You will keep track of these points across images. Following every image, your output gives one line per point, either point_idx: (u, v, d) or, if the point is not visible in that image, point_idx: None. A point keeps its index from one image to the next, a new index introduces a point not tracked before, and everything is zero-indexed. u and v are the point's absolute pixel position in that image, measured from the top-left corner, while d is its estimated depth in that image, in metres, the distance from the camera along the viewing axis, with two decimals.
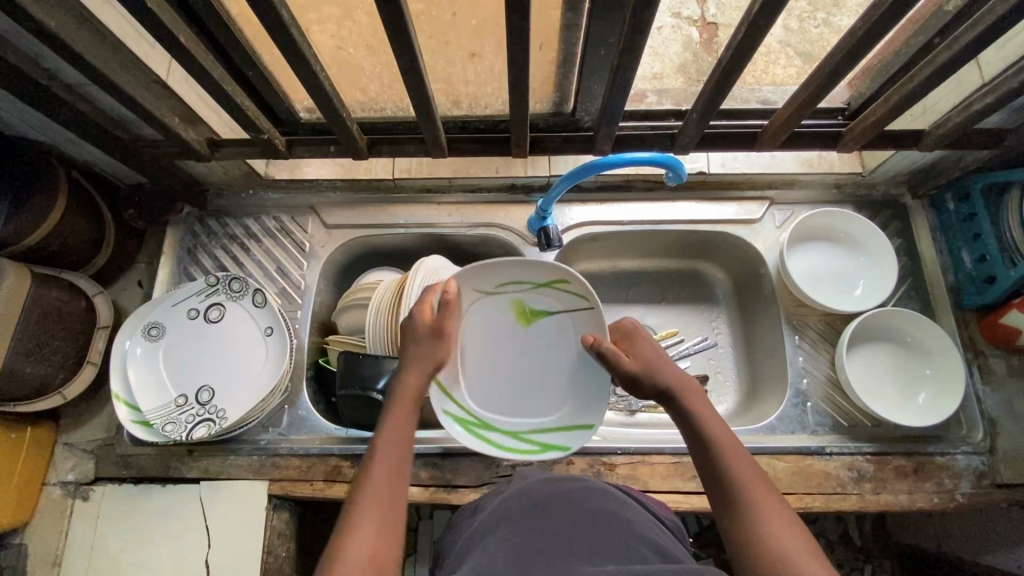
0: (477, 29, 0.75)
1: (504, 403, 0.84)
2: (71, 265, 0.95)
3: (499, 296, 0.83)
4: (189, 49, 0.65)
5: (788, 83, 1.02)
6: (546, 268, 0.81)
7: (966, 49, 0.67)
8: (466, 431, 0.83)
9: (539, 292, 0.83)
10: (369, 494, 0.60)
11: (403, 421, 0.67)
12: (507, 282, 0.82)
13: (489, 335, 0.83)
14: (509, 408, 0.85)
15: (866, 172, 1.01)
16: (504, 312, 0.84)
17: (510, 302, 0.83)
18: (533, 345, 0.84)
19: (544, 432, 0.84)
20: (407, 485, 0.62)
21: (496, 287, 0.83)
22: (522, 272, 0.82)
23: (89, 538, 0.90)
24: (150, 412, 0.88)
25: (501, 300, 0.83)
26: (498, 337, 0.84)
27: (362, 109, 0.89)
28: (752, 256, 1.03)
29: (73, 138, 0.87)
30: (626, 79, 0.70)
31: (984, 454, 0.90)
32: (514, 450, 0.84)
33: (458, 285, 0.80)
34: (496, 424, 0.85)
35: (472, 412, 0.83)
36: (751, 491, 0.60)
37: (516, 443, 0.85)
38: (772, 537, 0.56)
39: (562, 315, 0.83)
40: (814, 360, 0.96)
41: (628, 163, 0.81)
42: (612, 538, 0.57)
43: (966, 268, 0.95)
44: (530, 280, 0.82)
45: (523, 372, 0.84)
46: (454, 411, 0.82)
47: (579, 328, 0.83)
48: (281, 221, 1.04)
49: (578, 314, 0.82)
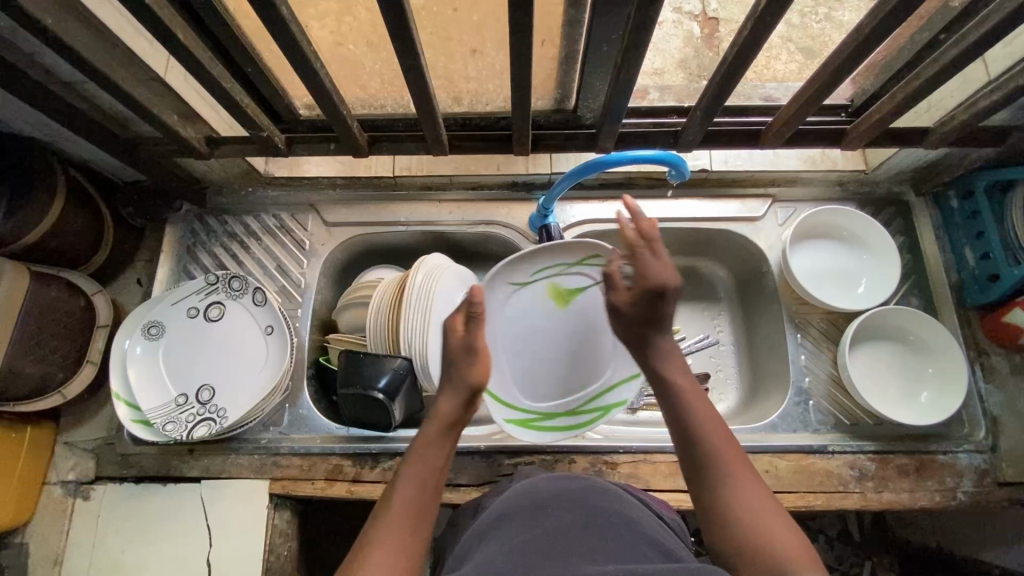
0: (478, 24, 0.75)
1: (559, 383, 0.92)
2: (70, 263, 0.94)
3: (535, 284, 0.89)
4: (188, 46, 0.64)
5: (789, 79, 1.02)
6: (573, 248, 0.87)
7: (974, 46, 0.67)
8: (529, 430, 0.90)
9: (570, 271, 0.89)
10: (390, 521, 0.60)
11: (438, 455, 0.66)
12: (538, 269, 0.88)
13: (532, 323, 0.90)
14: (565, 386, 0.92)
15: (869, 170, 1.00)
16: (542, 297, 0.90)
17: (545, 287, 0.89)
18: (576, 323, 0.91)
19: (598, 399, 0.92)
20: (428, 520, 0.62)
21: (531, 275, 0.89)
22: (552, 257, 0.88)
23: (90, 538, 0.90)
24: (150, 411, 0.88)
25: (536, 287, 0.89)
26: (542, 322, 0.91)
27: (362, 106, 0.88)
28: (754, 254, 1.03)
29: (70, 135, 0.86)
30: (630, 76, 0.69)
31: (986, 452, 0.90)
32: (580, 426, 0.92)
33: (493, 282, 0.86)
34: (557, 410, 0.92)
35: (531, 409, 0.91)
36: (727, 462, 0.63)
37: (576, 418, 0.92)
38: (745, 511, 0.59)
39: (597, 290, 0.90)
40: (816, 358, 0.96)
41: (630, 161, 0.81)
42: (614, 538, 0.56)
43: (969, 266, 0.95)
44: (562, 263, 0.89)
45: (572, 348, 0.92)
46: (514, 417, 0.90)
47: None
48: (281, 219, 1.03)
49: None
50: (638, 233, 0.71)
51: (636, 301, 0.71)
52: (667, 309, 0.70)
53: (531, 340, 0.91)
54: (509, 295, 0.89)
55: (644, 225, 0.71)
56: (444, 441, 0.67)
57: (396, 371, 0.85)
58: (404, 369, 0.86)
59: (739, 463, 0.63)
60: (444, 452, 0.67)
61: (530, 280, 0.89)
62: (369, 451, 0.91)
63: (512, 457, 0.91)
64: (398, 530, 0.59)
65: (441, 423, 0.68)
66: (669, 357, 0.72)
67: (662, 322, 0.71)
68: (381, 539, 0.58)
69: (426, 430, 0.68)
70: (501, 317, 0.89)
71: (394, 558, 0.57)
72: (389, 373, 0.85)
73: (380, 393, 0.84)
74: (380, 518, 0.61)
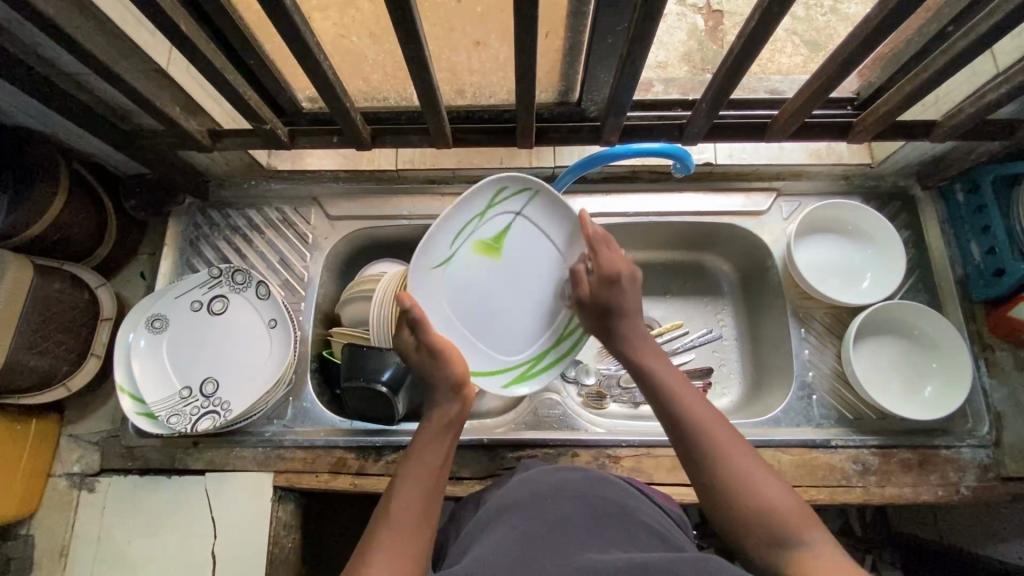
0: (481, 15, 0.74)
1: (525, 332, 0.87)
2: (73, 256, 0.94)
3: (459, 252, 0.81)
4: (190, 37, 0.63)
5: (795, 73, 1.01)
6: (478, 192, 0.79)
7: (984, 38, 0.66)
8: (528, 382, 0.88)
9: (488, 217, 0.82)
10: (395, 516, 0.61)
11: (435, 449, 0.67)
12: (453, 239, 0.81)
13: (472, 288, 0.83)
14: (540, 328, 0.88)
15: (874, 164, 0.99)
16: (472, 261, 0.83)
17: (469, 250, 0.82)
18: (510, 263, 0.84)
19: (569, 325, 0.89)
20: (434, 516, 0.62)
21: (449, 249, 0.81)
22: (456, 218, 0.80)
23: (95, 529, 0.90)
24: (154, 404, 0.88)
25: (462, 254, 0.82)
26: (480, 280, 0.84)
27: (365, 98, 0.87)
28: (758, 248, 1.02)
29: (73, 127, 0.86)
30: (635, 68, 0.69)
31: (989, 447, 0.90)
32: (569, 351, 0.90)
33: (413, 279, 0.79)
34: (542, 349, 0.89)
35: (520, 362, 0.88)
36: (715, 433, 0.63)
37: (563, 347, 0.90)
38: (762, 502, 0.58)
39: (515, 215, 0.83)
40: (819, 353, 0.96)
41: (636, 154, 0.79)
42: (616, 529, 0.56)
43: (974, 260, 0.95)
44: (467, 219, 0.81)
45: (526, 289, 0.85)
46: (510, 377, 0.88)
47: (539, 219, 0.84)
48: (284, 212, 1.03)
49: (529, 209, 0.83)
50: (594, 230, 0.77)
51: (598, 288, 0.76)
52: (621, 293, 0.75)
53: (476, 302, 0.84)
54: (432, 280, 0.81)
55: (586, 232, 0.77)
56: (446, 438, 0.69)
57: (400, 365, 0.86)
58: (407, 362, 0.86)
59: (733, 449, 0.62)
60: (443, 454, 0.68)
61: (451, 241, 0.81)
62: (373, 443, 0.91)
63: (515, 450, 0.91)
64: (400, 530, 0.59)
65: (443, 420, 0.70)
66: (641, 344, 0.75)
67: (621, 309, 0.76)
68: (387, 533, 0.59)
69: (427, 431, 0.69)
70: (448, 299, 0.82)
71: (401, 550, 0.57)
72: (393, 366, 0.85)
73: (383, 387, 0.85)
74: (380, 525, 0.60)
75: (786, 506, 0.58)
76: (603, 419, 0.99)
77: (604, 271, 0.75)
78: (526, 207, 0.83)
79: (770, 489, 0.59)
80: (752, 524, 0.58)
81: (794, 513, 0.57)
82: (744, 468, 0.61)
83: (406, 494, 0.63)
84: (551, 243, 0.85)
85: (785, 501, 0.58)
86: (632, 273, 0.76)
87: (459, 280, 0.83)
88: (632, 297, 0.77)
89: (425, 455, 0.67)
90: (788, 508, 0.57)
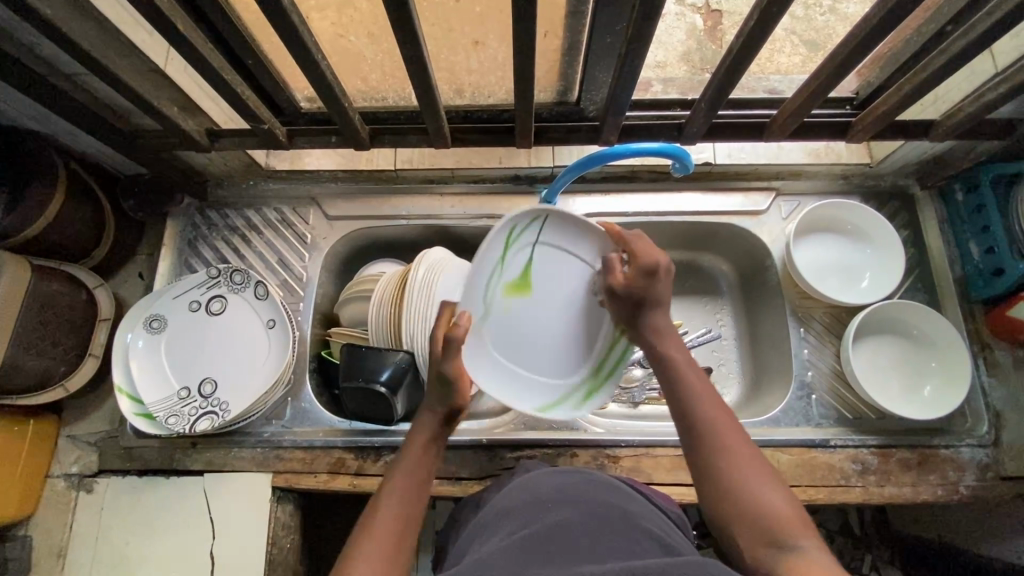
0: (480, 15, 0.74)
1: (580, 347, 0.86)
2: (71, 256, 0.94)
3: (490, 303, 0.78)
4: (187, 36, 0.63)
5: (793, 72, 1.01)
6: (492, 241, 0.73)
7: (983, 37, 0.66)
8: (597, 395, 0.88)
9: (507, 259, 0.77)
10: (380, 524, 0.61)
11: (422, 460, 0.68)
12: (484, 296, 0.76)
13: (514, 330, 0.82)
14: (591, 337, 0.86)
15: (873, 163, 0.99)
16: (507, 308, 0.80)
17: (501, 299, 0.79)
18: (543, 295, 0.81)
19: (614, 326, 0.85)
20: (417, 526, 0.63)
21: (484, 304, 0.77)
22: (482, 275, 0.75)
23: (94, 530, 0.90)
24: (152, 405, 0.87)
25: (496, 306, 0.79)
26: (517, 319, 0.81)
27: (363, 98, 0.87)
28: (757, 248, 1.02)
29: (71, 127, 0.86)
30: (634, 67, 0.68)
31: (989, 446, 0.90)
32: (626, 351, 0.87)
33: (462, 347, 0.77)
34: (598, 356, 0.87)
35: (585, 377, 0.88)
36: (721, 434, 0.63)
37: (617, 349, 0.86)
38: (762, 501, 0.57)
39: (534, 246, 0.78)
40: (819, 353, 0.96)
41: (634, 154, 0.79)
42: (615, 534, 0.55)
43: (973, 260, 0.95)
44: (492, 269, 0.76)
45: (568, 306, 0.83)
46: (579, 395, 0.88)
47: (556, 239, 0.79)
48: (282, 212, 1.03)
49: (542, 234, 0.78)
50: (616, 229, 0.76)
51: (633, 281, 0.74)
52: (658, 288, 0.73)
53: (519, 341, 0.83)
54: (476, 340, 0.79)
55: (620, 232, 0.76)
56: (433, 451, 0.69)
57: (399, 365, 0.85)
58: (407, 363, 0.86)
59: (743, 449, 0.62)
60: (428, 464, 0.68)
61: (485, 298, 0.77)
62: (371, 444, 0.91)
63: (514, 450, 0.90)
64: (386, 539, 0.59)
65: (432, 434, 0.70)
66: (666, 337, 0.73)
67: (654, 301, 0.74)
68: (372, 541, 0.59)
69: (416, 440, 0.69)
70: (497, 348, 0.82)
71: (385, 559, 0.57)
72: (392, 366, 0.85)
73: (382, 387, 0.84)
74: (365, 533, 0.60)
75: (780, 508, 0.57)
76: (603, 419, 0.99)
77: (643, 264, 0.73)
78: (543, 236, 0.78)
79: (767, 492, 0.58)
80: (743, 523, 0.57)
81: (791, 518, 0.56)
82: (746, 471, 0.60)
83: (392, 503, 0.63)
84: (574, 257, 0.81)
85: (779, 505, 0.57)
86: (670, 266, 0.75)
87: (502, 329, 0.81)
88: (666, 290, 0.75)
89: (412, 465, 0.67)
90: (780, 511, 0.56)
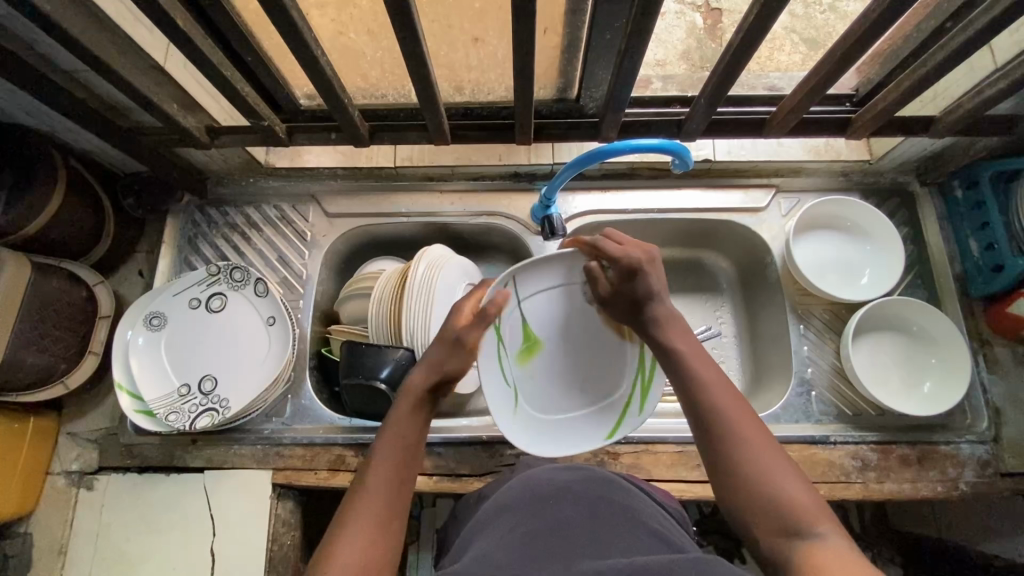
0: (480, 12, 0.74)
1: (614, 358, 0.78)
2: (71, 254, 0.94)
3: (511, 373, 0.74)
4: (188, 33, 0.63)
5: (793, 70, 1.01)
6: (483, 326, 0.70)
7: (982, 33, 0.66)
8: (651, 397, 0.76)
9: (502, 332, 0.73)
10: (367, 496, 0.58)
11: (412, 425, 0.62)
12: (502, 376, 0.73)
13: (551, 387, 0.77)
14: (611, 344, 0.78)
15: (873, 160, 1.00)
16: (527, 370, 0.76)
17: (517, 368, 0.75)
18: (554, 337, 0.77)
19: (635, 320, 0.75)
20: (407, 496, 0.59)
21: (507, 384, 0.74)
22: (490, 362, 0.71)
23: (94, 527, 0.90)
24: (153, 402, 0.88)
25: (517, 375, 0.75)
26: (549, 368, 0.77)
27: (363, 95, 0.87)
28: (757, 245, 1.02)
29: (70, 124, 0.86)
30: (634, 63, 0.68)
31: (988, 443, 0.90)
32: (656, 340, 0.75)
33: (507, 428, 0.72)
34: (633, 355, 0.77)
35: (631, 385, 0.77)
36: (739, 421, 0.59)
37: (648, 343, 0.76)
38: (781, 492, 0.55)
39: (520, 309, 0.74)
40: (818, 349, 0.96)
41: (633, 151, 0.78)
42: (614, 530, 0.55)
43: (973, 257, 0.95)
44: (495, 353, 0.72)
45: (579, 327, 0.77)
46: (636, 406, 0.77)
47: (532, 284, 0.74)
48: (282, 210, 1.03)
49: (519, 289, 0.73)
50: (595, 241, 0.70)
51: (620, 285, 0.69)
52: (647, 284, 0.67)
53: (563, 383, 0.78)
54: (523, 420, 0.75)
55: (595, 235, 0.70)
56: (423, 414, 0.63)
57: (399, 362, 0.85)
58: (407, 360, 0.86)
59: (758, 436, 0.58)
60: (418, 427, 0.63)
61: (506, 383, 0.73)
62: (371, 441, 0.91)
63: (514, 447, 0.91)
64: (373, 511, 0.56)
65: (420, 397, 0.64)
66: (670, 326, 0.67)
67: (649, 298, 0.68)
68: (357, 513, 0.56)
69: (405, 402, 0.64)
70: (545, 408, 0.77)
71: (371, 533, 0.55)
72: (391, 363, 0.85)
73: (382, 384, 0.84)
74: (351, 507, 0.57)
75: (802, 498, 0.54)
76: None
77: (623, 267, 0.68)
78: (520, 292, 0.73)
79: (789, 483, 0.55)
80: (760, 513, 0.54)
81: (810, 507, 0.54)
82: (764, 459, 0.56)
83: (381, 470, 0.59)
84: (557, 289, 0.75)
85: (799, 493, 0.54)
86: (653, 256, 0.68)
87: (536, 389, 0.76)
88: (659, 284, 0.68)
89: (400, 429, 0.62)
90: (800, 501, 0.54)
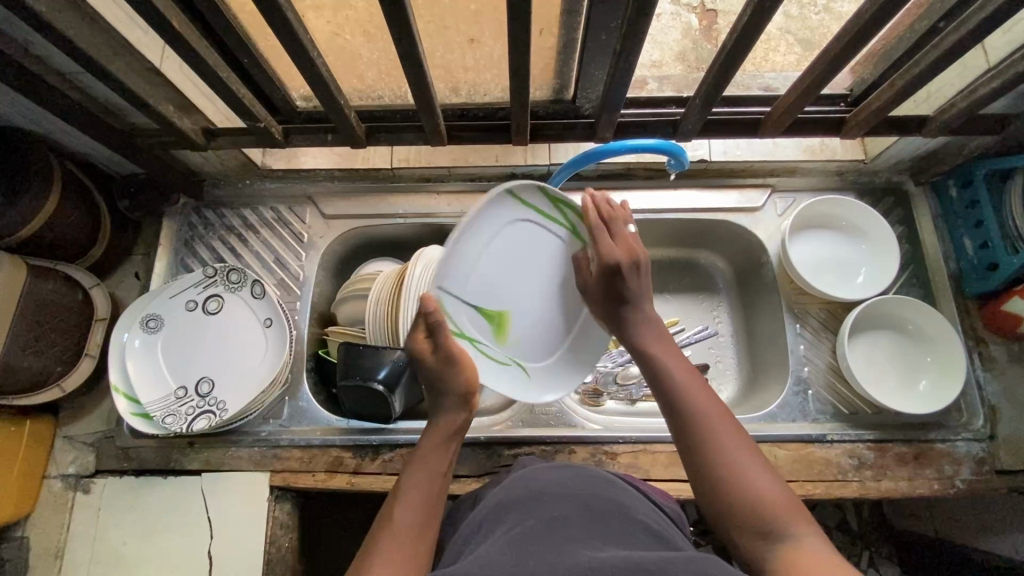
0: (475, 13, 0.74)
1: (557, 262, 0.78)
2: (67, 256, 0.94)
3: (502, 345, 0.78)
4: (183, 35, 0.64)
5: (788, 70, 1.01)
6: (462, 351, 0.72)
7: (972, 33, 0.67)
8: None
9: (470, 338, 0.73)
10: (395, 524, 0.59)
11: (440, 456, 0.65)
12: (498, 357, 0.78)
13: (542, 326, 0.80)
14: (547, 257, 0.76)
15: (868, 160, 1.00)
16: (516, 331, 0.78)
17: (505, 340, 0.77)
18: (511, 300, 0.75)
19: (549, 219, 0.75)
20: (436, 528, 0.60)
21: (504, 355, 0.79)
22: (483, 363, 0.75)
23: (91, 531, 0.90)
24: (149, 404, 0.87)
25: (512, 344, 0.78)
26: (525, 321, 0.78)
27: (360, 97, 0.87)
28: (753, 244, 1.03)
29: (65, 126, 0.86)
30: (629, 63, 0.69)
31: (984, 440, 0.90)
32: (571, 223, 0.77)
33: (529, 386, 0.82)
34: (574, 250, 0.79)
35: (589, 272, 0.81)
36: (716, 426, 0.62)
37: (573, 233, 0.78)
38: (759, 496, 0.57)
39: (465, 303, 0.71)
40: (815, 348, 0.96)
41: (629, 150, 0.76)
42: (617, 532, 0.55)
43: (967, 255, 0.96)
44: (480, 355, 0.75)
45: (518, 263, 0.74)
46: None
47: (454, 283, 0.69)
48: (279, 211, 1.03)
49: (449, 298, 0.69)
50: (602, 212, 0.75)
51: (601, 278, 0.74)
52: (625, 284, 0.72)
53: (548, 325, 0.81)
54: (538, 373, 0.82)
55: (603, 211, 0.75)
56: (449, 448, 0.66)
57: (396, 364, 0.85)
58: (404, 361, 0.86)
59: (735, 441, 0.61)
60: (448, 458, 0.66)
61: (506, 365, 0.79)
62: (370, 442, 0.91)
63: (512, 448, 0.91)
64: (404, 539, 0.57)
65: (445, 431, 0.67)
66: (647, 329, 0.73)
67: (628, 298, 0.73)
68: (386, 541, 0.57)
69: (430, 438, 0.67)
70: (548, 343, 0.82)
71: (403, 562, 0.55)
72: (389, 365, 0.85)
73: (380, 385, 0.85)
74: (382, 533, 0.58)
75: (778, 501, 0.57)
76: (600, 415, 0.99)
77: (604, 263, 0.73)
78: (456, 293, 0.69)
79: (765, 484, 0.58)
80: (743, 517, 0.57)
81: (786, 508, 0.56)
82: (736, 464, 0.59)
83: (409, 501, 0.61)
84: (475, 266, 0.70)
85: (772, 492, 0.57)
86: (637, 260, 0.73)
87: (532, 336, 0.80)
88: (639, 286, 0.73)
89: (428, 461, 0.64)
90: (772, 500, 0.57)
